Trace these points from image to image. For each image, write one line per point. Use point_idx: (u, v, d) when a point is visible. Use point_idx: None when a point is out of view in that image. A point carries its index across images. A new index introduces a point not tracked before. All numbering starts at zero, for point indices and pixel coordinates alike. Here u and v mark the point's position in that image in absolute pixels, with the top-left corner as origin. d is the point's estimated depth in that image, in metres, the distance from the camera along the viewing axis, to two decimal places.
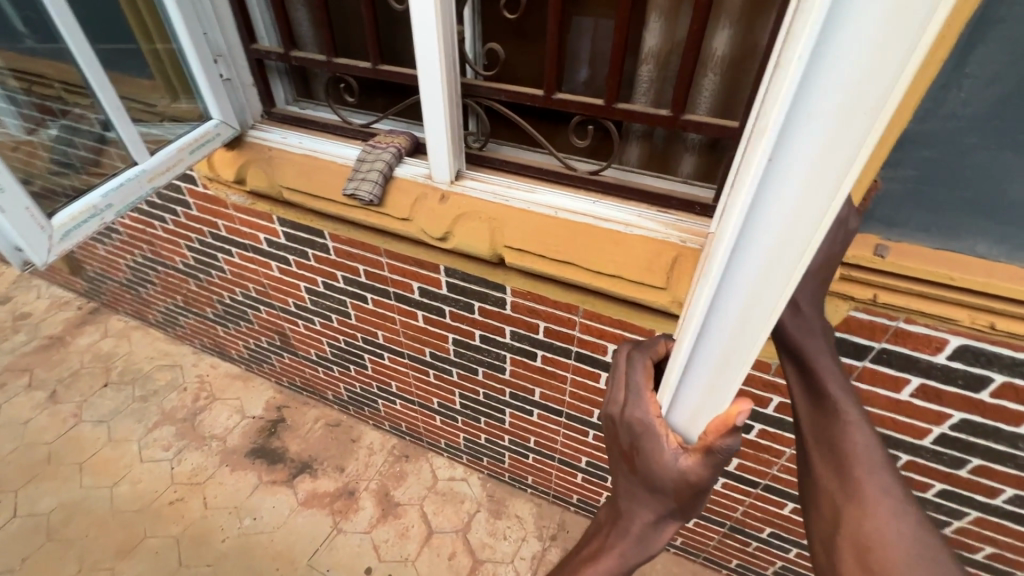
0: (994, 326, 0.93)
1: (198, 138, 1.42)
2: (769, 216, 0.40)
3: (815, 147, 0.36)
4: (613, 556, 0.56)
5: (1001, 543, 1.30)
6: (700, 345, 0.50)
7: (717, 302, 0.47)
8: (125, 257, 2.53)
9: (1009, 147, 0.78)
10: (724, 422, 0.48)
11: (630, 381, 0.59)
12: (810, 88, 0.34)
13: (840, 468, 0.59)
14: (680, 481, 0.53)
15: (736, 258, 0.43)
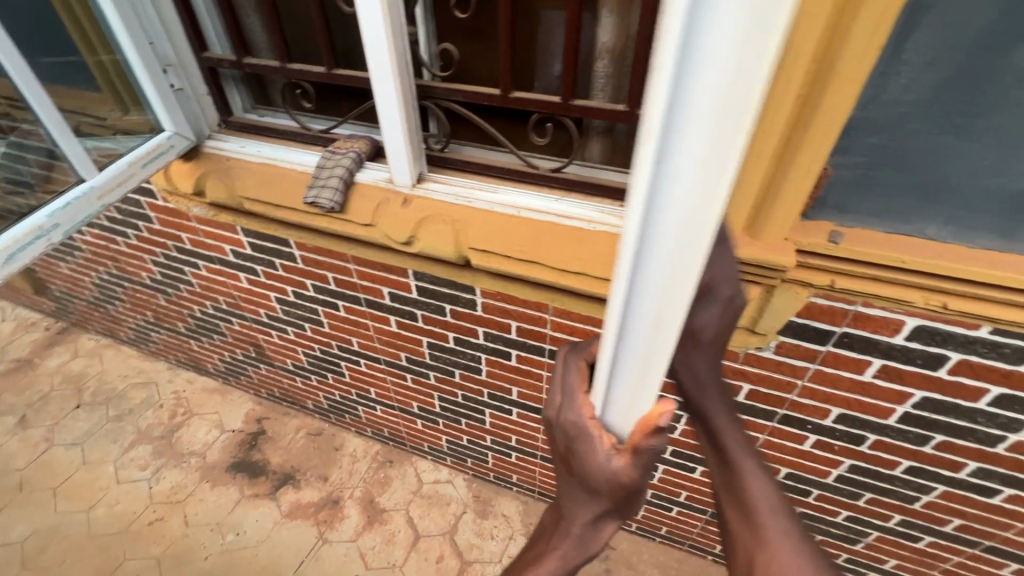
0: (946, 306, 0.95)
1: (149, 151, 1.37)
2: (664, 230, 0.37)
3: (696, 161, 0.32)
4: (555, 558, 0.58)
5: (968, 514, 1.34)
6: (619, 363, 0.47)
7: (628, 319, 0.44)
8: (90, 274, 2.46)
9: (948, 130, 0.79)
10: (646, 424, 0.47)
11: (566, 383, 0.58)
12: (684, 91, 0.30)
13: (749, 521, 0.63)
14: (611, 484, 0.52)
15: (638, 275, 0.41)
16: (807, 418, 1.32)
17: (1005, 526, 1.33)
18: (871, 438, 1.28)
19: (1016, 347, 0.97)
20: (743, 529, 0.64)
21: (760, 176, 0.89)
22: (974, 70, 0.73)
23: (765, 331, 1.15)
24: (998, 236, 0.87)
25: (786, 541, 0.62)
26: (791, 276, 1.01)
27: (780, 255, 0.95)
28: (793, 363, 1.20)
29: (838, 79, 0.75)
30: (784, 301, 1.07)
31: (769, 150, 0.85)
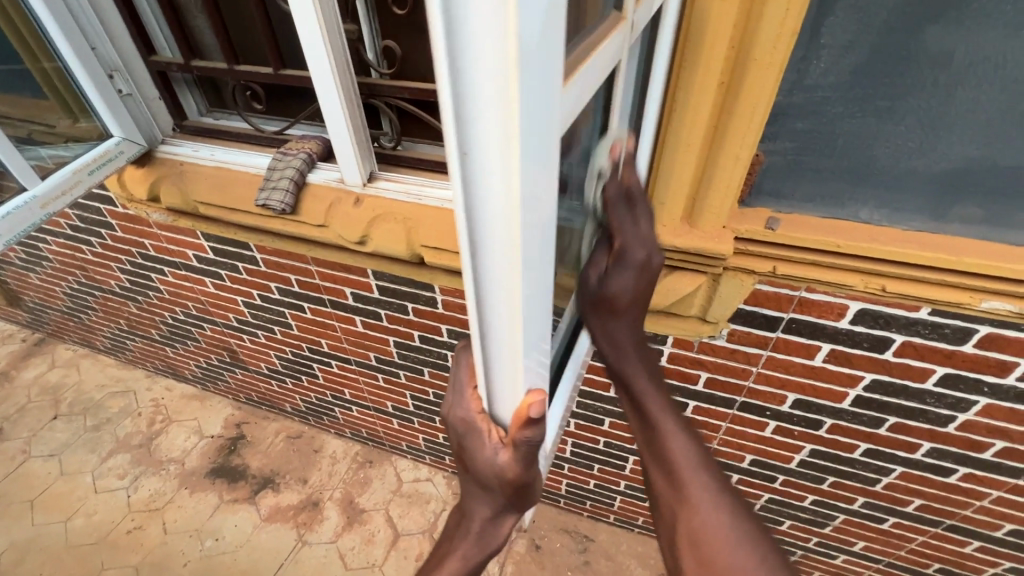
0: (885, 289, 0.95)
1: (96, 158, 1.35)
2: (490, 228, 0.38)
3: (496, 153, 0.33)
4: (460, 552, 0.67)
5: (927, 494, 1.36)
6: (489, 360, 0.48)
7: (485, 318, 0.45)
8: (61, 284, 2.43)
9: (872, 113, 0.80)
10: (520, 417, 0.50)
11: (456, 377, 0.59)
12: (467, 89, 0.31)
13: (671, 479, 0.75)
14: (502, 477, 0.57)
15: (480, 273, 0.41)
16: (765, 404, 1.32)
17: (963, 504, 1.34)
18: (828, 423, 1.29)
19: (956, 327, 0.98)
20: (666, 488, 0.75)
21: (692, 165, 0.90)
22: (889, 53, 0.74)
23: (715, 320, 1.14)
24: (929, 217, 0.89)
25: (703, 492, 0.72)
26: (732, 264, 1.01)
27: (718, 243, 0.96)
28: (747, 350, 1.20)
29: (756, 65, 0.76)
30: (730, 288, 1.06)
31: (697, 139, 0.86)
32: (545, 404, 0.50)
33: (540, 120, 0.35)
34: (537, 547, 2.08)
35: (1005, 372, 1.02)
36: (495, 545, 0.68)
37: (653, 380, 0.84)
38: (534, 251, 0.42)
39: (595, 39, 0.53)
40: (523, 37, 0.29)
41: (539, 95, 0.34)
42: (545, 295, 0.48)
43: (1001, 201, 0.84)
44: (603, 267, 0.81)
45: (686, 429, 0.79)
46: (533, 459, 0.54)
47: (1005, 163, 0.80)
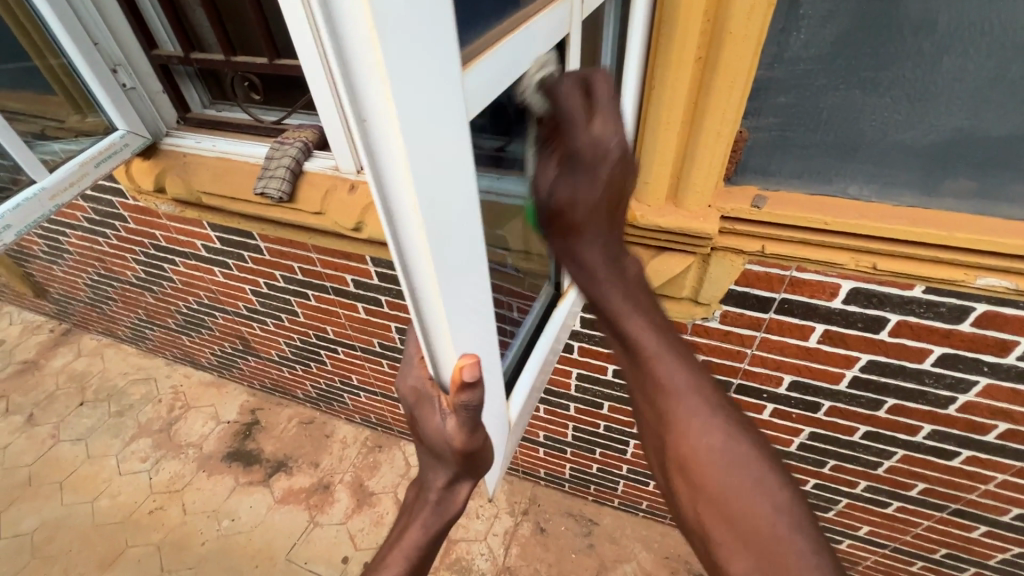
0: (876, 266, 0.93)
1: (101, 151, 1.39)
2: (397, 189, 0.41)
3: (385, 117, 0.36)
4: (428, 516, 0.73)
5: (932, 479, 1.33)
6: (422, 318, 0.52)
7: (410, 276, 0.48)
8: (82, 276, 2.52)
9: (856, 86, 0.79)
10: (455, 381, 0.54)
11: (409, 350, 0.65)
12: (352, 64, 0.33)
13: (652, 401, 0.74)
14: (452, 444, 0.62)
15: (398, 231, 0.44)
16: (762, 386, 1.30)
17: (968, 488, 1.31)
18: (825, 405, 1.27)
19: (952, 305, 0.96)
20: (653, 415, 0.74)
21: (673, 143, 0.90)
22: (870, 22, 0.73)
23: (707, 301, 1.13)
24: (919, 191, 0.87)
25: (692, 415, 0.70)
26: (719, 244, 1.00)
27: (704, 223, 0.95)
28: (740, 332, 1.19)
29: (730, 39, 0.76)
30: (720, 269, 1.05)
31: (676, 116, 0.86)
32: (478, 366, 0.54)
33: (425, 85, 0.37)
34: (541, 530, 2.10)
35: (1005, 352, 0.99)
36: (454, 511, 0.74)
37: (636, 307, 0.77)
38: (444, 207, 0.45)
39: (534, 9, 0.58)
40: (385, 10, 0.31)
41: (419, 62, 0.36)
42: (468, 252, 0.52)
43: (992, 172, 0.82)
44: (552, 174, 0.69)
45: (673, 348, 0.75)
46: (477, 423, 0.59)
47: (995, 132, 0.78)
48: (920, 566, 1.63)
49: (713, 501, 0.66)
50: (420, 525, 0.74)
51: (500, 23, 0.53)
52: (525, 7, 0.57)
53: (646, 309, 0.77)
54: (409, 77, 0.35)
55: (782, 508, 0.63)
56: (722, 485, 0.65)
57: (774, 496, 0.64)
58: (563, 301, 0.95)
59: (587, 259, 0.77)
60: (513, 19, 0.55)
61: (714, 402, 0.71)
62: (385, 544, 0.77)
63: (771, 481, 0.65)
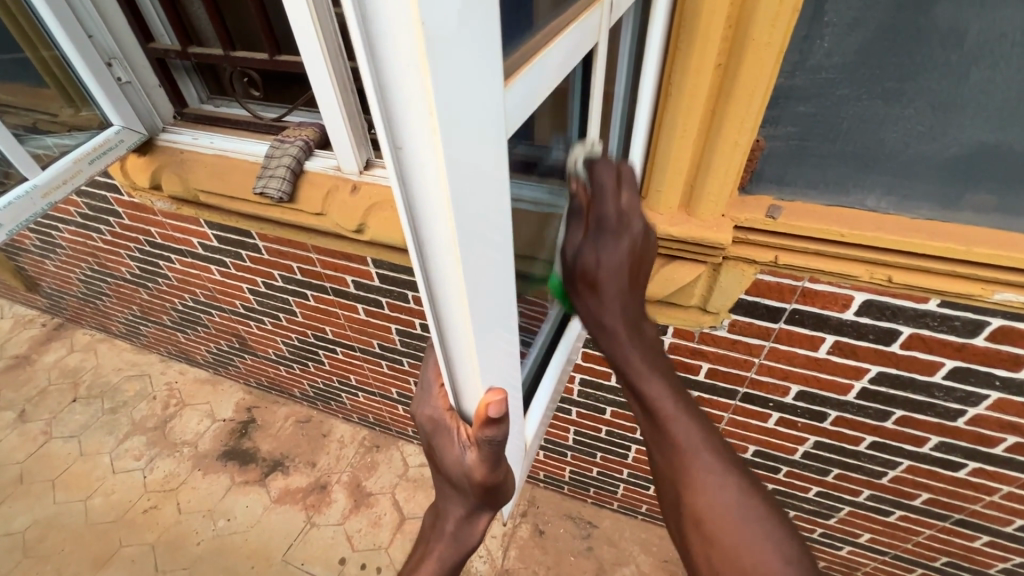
0: (891, 280, 0.91)
1: (96, 147, 1.35)
2: (430, 215, 0.38)
3: (426, 145, 0.33)
4: (447, 546, 0.71)
5: (936, 489, 1.33)
6: (446, 344, 0.49)
7: (438, 302, 0.45)
8: (75, 271, 2.48)
9: (879, 96, 0.77)
10: (480, 417, 0.51)
11: (425, 377, 0.63)
12: (394, 90, 0.31)
13: (668, 458, 0.74)
14: (472, 476, 0.60)
15: (427, 257, 0.42)
16: (768, 395, 1.29)
17: (973, 499, 1.30)
18: (832, 415, 1.26)
19: (966, 320, 0.94)
20: (668, 471, 0.74)
21: (691, 152, 0.88)
22: (900, 34, 0.71)
23: (716, 310, 1.11)
24: (937, 205, 0.85)
25: (706, 472, 0.71)
26: (731, 254, 0.98)
27: (718, 233, 0.93)
28: (748, 341, 1.18)
29: (754, 48, 0.73)
30: (731, 279, 1.03)
31: (695, 124, 0.84)
32: (505, 403, 0.51)
33: (468, 111, 0.35)
34: (540, 532, 2.09)
35: (1018, 367, 0.98)
36: (473, 541, 0.71)
37: (654, 369, 0.80)
38: (479, 235, 0.42)
39: (565, 19, 0.56)
40: (435, 34, 0.29)
41: (466, 87, 0.34)
42: (500, 277, 0.49)
43: (1015, 188, 0.80)
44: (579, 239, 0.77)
45: (688, 408, 0.77)
46: (500, 457, 0.56)
47: (1020, 148, 0.76)
48: (919, 573, 1.63)
49: (732, 560, 0.66)
50: (438, 554, 0.72)
51: (526, 32, 0.50)
52: (549, 14, 0.54)
53: (665, 373, 0.81)
54: (453, 102, 0.33)
55: (792, 560, 0.64)
56: (739, 544, 0.66)
57: (786, 551, 0.65)
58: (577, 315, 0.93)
59: (610, 320, 0.80)
60: (543, 30, 0.52)
61: (726, 460, 0.73)
62: (402, 571, 0.75)
63: (779, 536, 0.67)
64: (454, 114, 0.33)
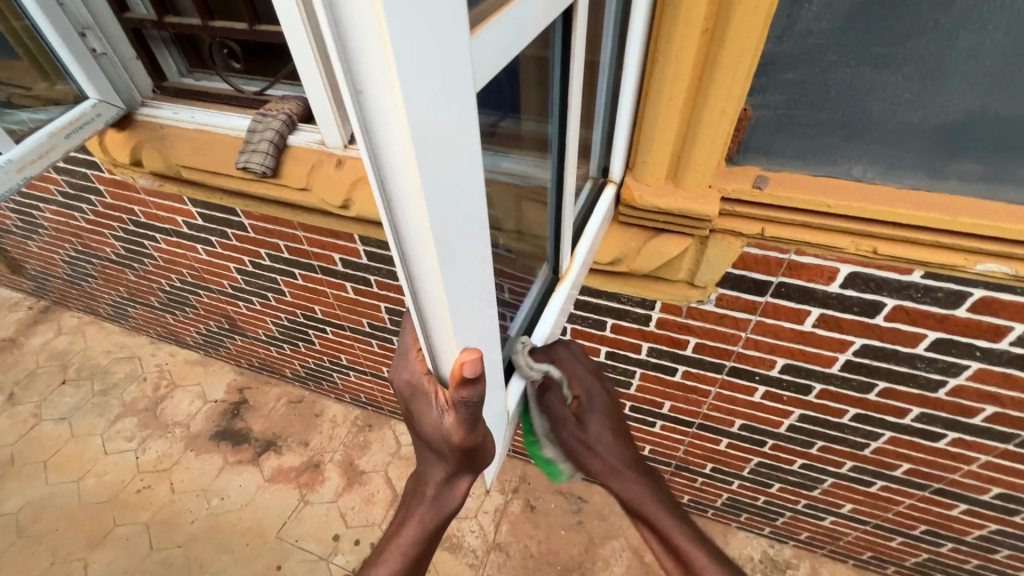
0: (876, 251, 0.92)
1: (71, 122, 1.31)
2: (395, 163, 0.37)
3: (384, 85, 0.32)
4: (428, 509, 0.72)
5: (916, 459, 1.35)
6: (419, 304, 0.49)
7: (409, 257, 0.45)
8: (59, 252, 2.44)
9: (866, 61, 0.76)
10: (456, 376, 0.50)
11: (405, 343, 0.63)
12: (350, 32, 0.30)
13: None
14: (450, 440, 0.59)
15: (395, 213, 0.41)
16: (754, 369, 1.30)
17: (952, 468, 1.33)
18: (817, 387, 1.27)
19: (949, 291, 0.95)
20: None
21: (674, 119, 0.87)
22: None
23: (703, 284, 1.11)
24: (924, 175, 0.85)
25: None
26: (718, 226, 0.98)
27: (703, 204, 0.93)
28: (735, 315, 1.18)
29: (739, 10, 0.72)
30: (717, 252, 1.03)
31: (678, 89, 0.83)
32: (480, 362, 0.50)
33: (430, 53, 0.33)
34: (531, 507, 2.12)
35: (999, 337, 0.99)
36: (452, 506, 0.71)
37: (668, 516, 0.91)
38: (448, 187, 0.41)
39: None
40: None
41: (428, 32, 0.32)
42: (474, 238, 0.48)
43: (1003, 156, 0.79)
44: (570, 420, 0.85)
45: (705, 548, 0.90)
46: (476, 421, 0.56)
47: (1006, 114, 0.75)
48: (899, 542, 1.67)
49: None
50: (421, 517, 0.72)
51: None
52: None
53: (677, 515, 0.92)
54: (413, 46, 0.31)
55: None
56: None
57: None
58: (562, 286, 0.89)
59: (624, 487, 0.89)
60: None
61: None
62: (385, 533, 0.76)
63: None
64: (415, 59, 0.32)
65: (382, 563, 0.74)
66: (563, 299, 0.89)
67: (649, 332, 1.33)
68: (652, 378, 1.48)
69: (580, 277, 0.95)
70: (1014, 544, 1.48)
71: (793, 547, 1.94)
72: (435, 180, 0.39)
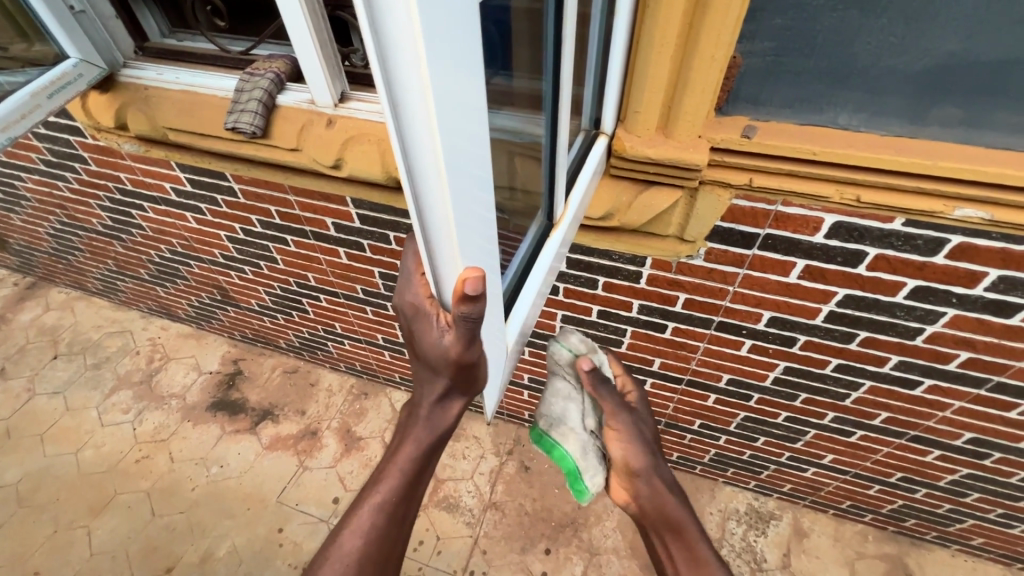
0: (859, 200, 0.94)
1: (53, 81, 1.28)
2: (410, 97, 0.38)
3: (402, 17, 0.33)
4: (423, 428, 0.76)
5: (893, 408, 1.41)
6: (424, 226, 0.50)
7: (420, 194, 0.47)
8: (43, 224, 2.40)
9: (855, 7, 0.79)
10: (457, 293, 0.54)
11: (407, 268, 0.65)
12: None
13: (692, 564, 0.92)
14: (448, 357, 0.63)
15: (403, 129, 0.41)
16: (741, 323, 1.34)
17: (927, 416, 1.40)
18: (801, 339, 1.32)
19: (928, 238, 0.98)
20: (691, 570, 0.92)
21: (666, 70, 0.88)
22: None
23: (693, 238, 1.14)
24: (906, 121, 0.87)
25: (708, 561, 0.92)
26: (707, 177, 1.00)
27: (692, 154, 0.95)
28: (724, 270, 1.21)
29: None
30: (707, 205, 1.06)
31: (671, 41, 0.84)
32: (481, 281, 0.53)
33: None
34: (526, 468, 2.18)
35: (974, 283, 1.03)
36: (446, 424, 0.75)
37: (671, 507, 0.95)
38: (459, 122, 0.43)
39: None
40: None
41: None
42: (478, 157, 0.49)
43: (981, 99, 0.82)
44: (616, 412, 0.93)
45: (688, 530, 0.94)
46: (475, 336, 0.59)
47: (986, 58, 0.78)
48: (877, 489, 1.76)
49: None
50: (417, 436, 0.76)
51: None
52: None
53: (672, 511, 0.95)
54: None
55: None
56: None
57: None
58: (556, 233, 0.90)
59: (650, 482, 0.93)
60: None
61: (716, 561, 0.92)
62: (384, 455, 0.80)
63: None
64: None
65: (383, 478, 0.78)
66: (556, 249, 0.90)
67: (640, 289, 1.36)
68: (643, 336, 1.51)
69: (570, 230, 0.96)
70: (984, 487, 1.56)
71: (776, 500, 2.02)
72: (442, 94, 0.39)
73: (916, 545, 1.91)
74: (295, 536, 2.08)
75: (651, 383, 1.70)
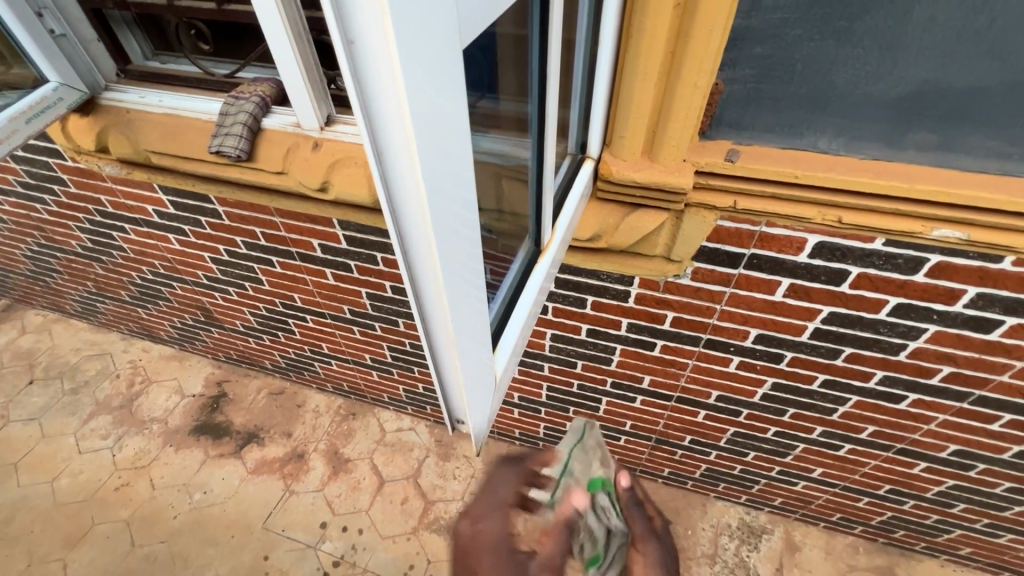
0: (840, 221, 0.96)
1: (31, 107, 1.25)
2: (393, 140, 0.39)
3: (384, 62, 0.34)
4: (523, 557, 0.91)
5: (880, 421, 1.43)
6: (409, 262, 0.50)
7: (405, 232, 0.47)
8: (20, 247, 2.34)
9: (831, 36, 0.81)
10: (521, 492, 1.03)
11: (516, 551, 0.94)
12: None
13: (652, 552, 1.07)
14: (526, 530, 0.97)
15: (388, 172, 0.42)
16: (729, 340, 1.35)
17: (912, 429, 1.41)
18: (788, 355, 1.33)
19: (909, 257, 1.00)
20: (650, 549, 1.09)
21: (649, 97, 0.90)
22: None
23: (680, 258, 1.15)
24: (884, 145, 0.90)
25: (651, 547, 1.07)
26: (693, 199, 1.01)
27: (678, 177, 0.96)
28: (710, 288, 1.22)
29: None
30: (693, 226, 1.07)
31: (653, 69, 0.86)
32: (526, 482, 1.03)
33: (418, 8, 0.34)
34: None
35: (954, 300, 1.05)
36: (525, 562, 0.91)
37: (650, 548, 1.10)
38: (443, 164, 0.44)
39: None
40: None
41: None
42: (462, 193, 0.49)
43: (954, 125, 0.84)
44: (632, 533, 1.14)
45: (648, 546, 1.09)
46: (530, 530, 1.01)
47: (958, 85, 0.81)
48: (866, 502, 1.77)
49: None
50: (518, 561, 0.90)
51: None
52: None
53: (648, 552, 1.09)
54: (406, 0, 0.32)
55: None
56: None
57: None
58: (545, 256, 0.91)
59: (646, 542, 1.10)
60: None
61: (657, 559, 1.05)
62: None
63: None
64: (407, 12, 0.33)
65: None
66: (545, 271, 0.90)
67: (629, 308, 1.36)
68: (632, 354, 1.51)
69: (559, 253, 0.96)
70: (969, 498, 1.58)
71: (768, 514, 2.03)
72: (426, 137, 0.40)
73: (906, 556, 1.92)
74: (282, 563, 2.02)
75: (642, 400, 1.69)
